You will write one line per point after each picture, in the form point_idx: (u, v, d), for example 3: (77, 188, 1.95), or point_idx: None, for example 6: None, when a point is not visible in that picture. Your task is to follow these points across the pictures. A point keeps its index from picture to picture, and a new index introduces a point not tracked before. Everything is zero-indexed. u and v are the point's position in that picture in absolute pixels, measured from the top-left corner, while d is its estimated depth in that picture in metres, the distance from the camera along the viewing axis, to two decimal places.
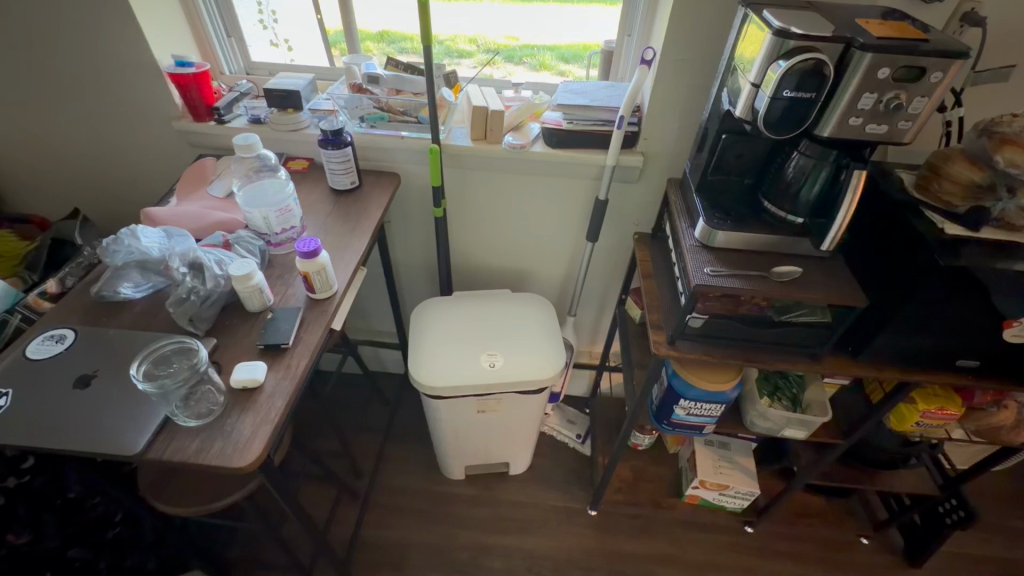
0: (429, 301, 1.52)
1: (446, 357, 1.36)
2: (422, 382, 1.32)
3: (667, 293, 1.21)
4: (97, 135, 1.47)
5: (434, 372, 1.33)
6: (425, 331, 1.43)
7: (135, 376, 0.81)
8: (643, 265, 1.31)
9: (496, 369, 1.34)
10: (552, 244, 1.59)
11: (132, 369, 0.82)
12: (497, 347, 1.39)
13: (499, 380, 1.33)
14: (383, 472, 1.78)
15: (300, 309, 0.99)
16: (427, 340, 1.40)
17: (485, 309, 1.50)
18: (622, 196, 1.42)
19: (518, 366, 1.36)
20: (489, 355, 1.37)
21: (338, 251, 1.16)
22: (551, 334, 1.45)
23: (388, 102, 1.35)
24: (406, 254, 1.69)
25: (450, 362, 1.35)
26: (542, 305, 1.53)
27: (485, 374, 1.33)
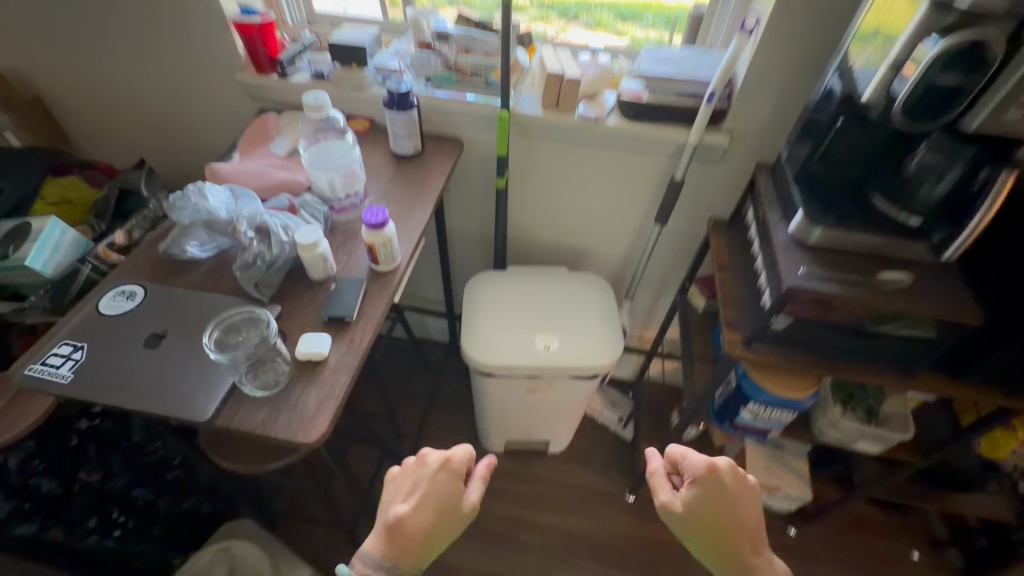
0: (484, 275, 1.48)
1: (500, 334, 1.33)
2: (475, 358, 1.29)
3: (744, 288, 1.13)
4: (163, 85, 1.45)
5: (488, 348, 1.30)
6: (480, 307, 1.39)
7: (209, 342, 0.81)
8: (717, 255, 1.22)
9: (550, 354, 1.30)
10: (615, 224, 1.51)
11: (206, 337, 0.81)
12: (554, 330, 1.35)
13: (552, 364, 1.29)
14: (425, 438, 1.79)
15: (364, 281, 0.96)
16: (481, 315, 1.37)
17: (540, 287, 1.45)
18: (700, 178, 1.32)
19: (573, 352, 1.31)
20: (544, 336, 1.33)
21: (400, 220, 1.12)
22: (609, 319, 1.39)
23: (456, 61, 1.27)
24: (461, 224, 1.64)
25: (504, 341, 1.32)
26: (602, 289, 1.46)
27: (539, 356, 1.30)
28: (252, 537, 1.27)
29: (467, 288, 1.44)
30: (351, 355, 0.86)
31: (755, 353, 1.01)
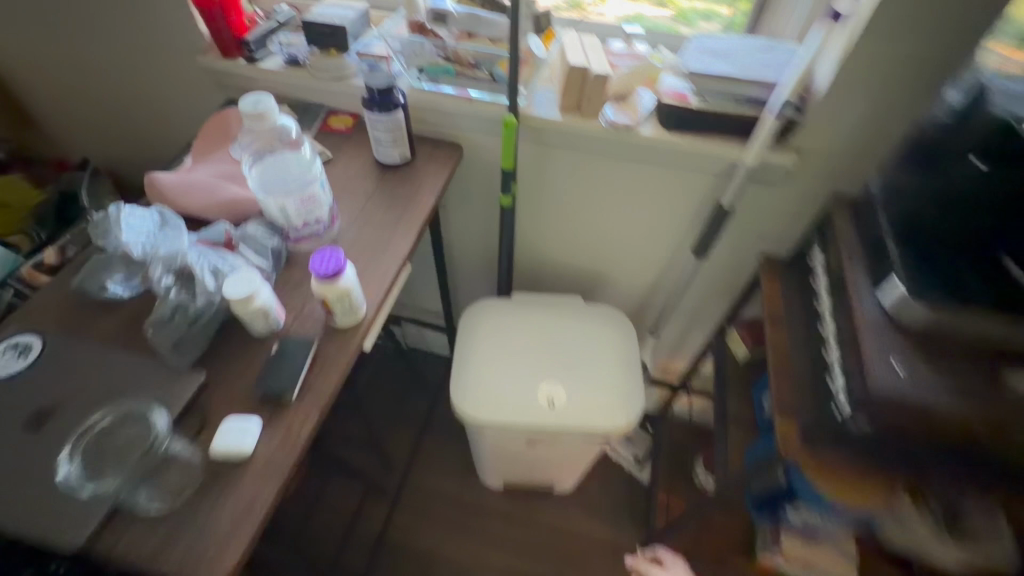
0: (484, 302, 1.25)
1: (497, 382, 1.12)
2: (465, 411, 1.08)
3: (806, 358, 0.87)
4: (122, 66, 1.25)
5: (481, 399, 1.09)
6: (476, 344, 1.17)
7: (66, 478, 0.62)
8: (771, 302, 0.96)
9: (554, 411, 1.08)
10: (643, 248, 1.26)
11: (58, 469, 0.63)
12: (560, 380, 1.12)
13: (557, 424, 1.07)
14: (417, 467, 1.63)
15: (314, 341, 0.76)
16: (477, 356, 1.15)
17: (547, 322, 1.22)
18: (753, 204, 1.05)
19: (582, 409, 1.08)
20: (548, 387, 1.11)
21: (374, 253, 0.91)
22: (628, 368, 1.15)
23: (455, 50, 1.02)
24: (462, 237, 1.41)
25: (501, 390, 1.10)
26: (623, 327, 1.22)
27: (540, 412, 1.08)
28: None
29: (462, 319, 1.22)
30: (282, 451, 0.66)
31: (817, 457, 0.78)
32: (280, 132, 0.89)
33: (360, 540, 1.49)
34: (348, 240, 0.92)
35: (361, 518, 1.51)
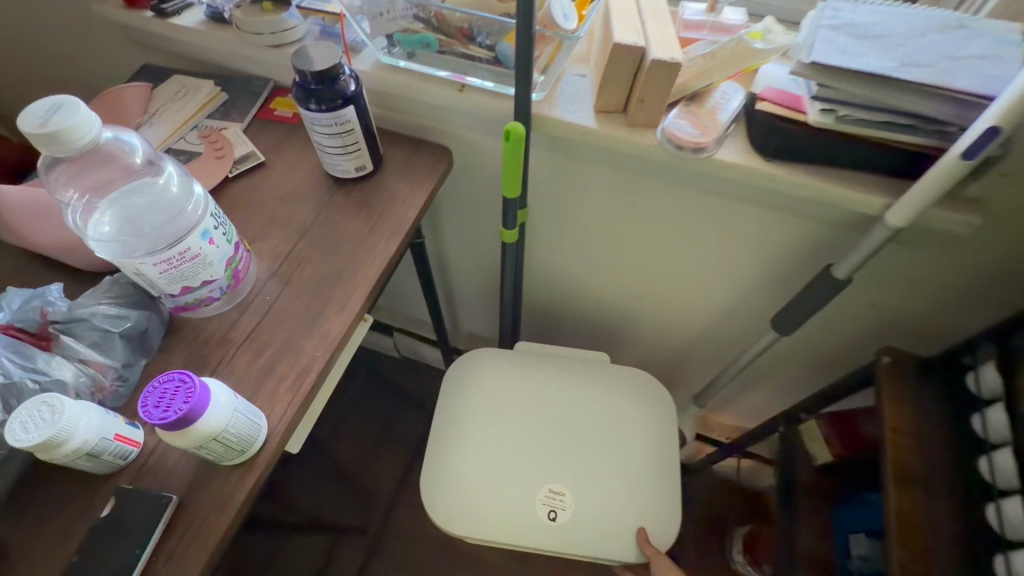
0: (473, 356, 0.91)
1: (482, 481, 0.81)
2: (438, 517, 0.80)
3: (951, 550, 0.56)
4: (23, 17, 0.95)
5: (460, 501, 0.80)
6: (458, 420, 0.86)
7: None
8: (896, 437, 0.62)
9: (557, 528, 0.79)
10: (695, 298, 0.92)
11: None
12: (570, 482, 0.81)
13: (559, 550, 0.78)
14: (398, 505, 1.31)
15: (172, 496, 0.49)
16: (457, 439, 0.84)
17: (559, 390, 0.88)
18: (876, 268, 0.69)
19: (594, 527, 0.79)
20: (552, 495, 0.81)
21: (298, 327, 0.61)
22: (663, 468, 0.84)
23: (439, 11, 0.66)
24: (459, 253, 1.10)
25: (487, 495, 0.80)
26: (660, 402, 0.88)
27: (538, 532, 0.79)
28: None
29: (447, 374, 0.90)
30: None
31: None
32: (110, 158, 0.55)
33: None
34: (263, 304, 0.62)
35: (331, 561, 1.24)
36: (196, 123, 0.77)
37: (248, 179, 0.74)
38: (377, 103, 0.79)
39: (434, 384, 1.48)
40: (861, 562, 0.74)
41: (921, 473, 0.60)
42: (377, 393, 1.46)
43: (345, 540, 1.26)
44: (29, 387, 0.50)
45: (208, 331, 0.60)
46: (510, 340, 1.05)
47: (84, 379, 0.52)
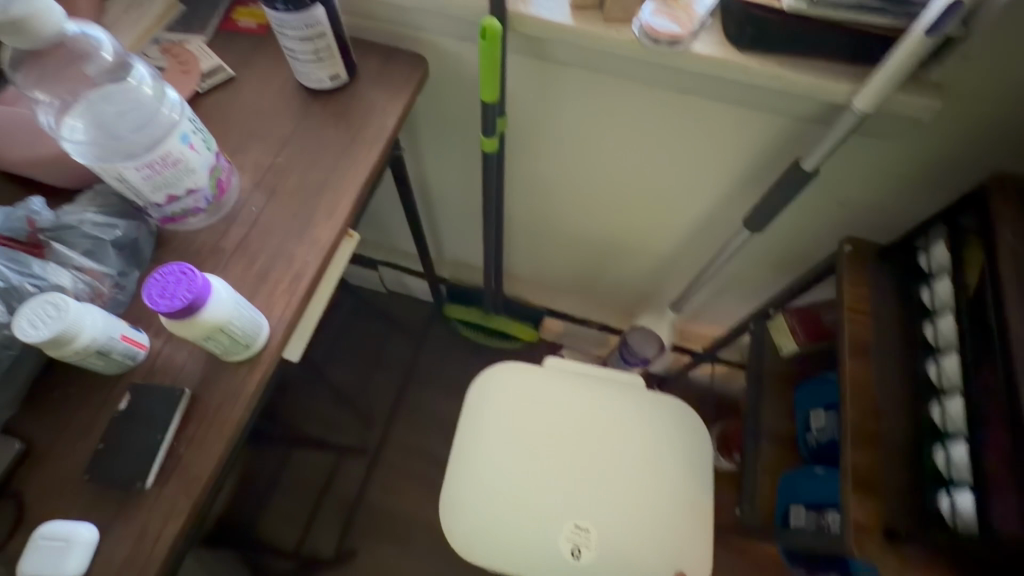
0: (500, 372, 0.88)
1: (507, 513, 0.80)
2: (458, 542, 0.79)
3: (896, 406, 0.62)
4: None
5: (482, 532, 0.79)
6: (483, 445, 0.84)
7: None
8: (855, 319, 0.67)
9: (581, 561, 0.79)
10: (673, 207, 0.95)
11: None
12: (598, 518, 0.81)
13: None
14: (395, 425, 1.38)
15: (185, 389, 0.52)
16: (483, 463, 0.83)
17: (592, 414, 0.87)
18: (844, 160, 0.72)
19: (616, 562, 0.79)
20: (577, 528, 0.80)
21: (288, 237, 0.62)
22: (695, 511, 0.83)
23: None
24: (439, 176, 1.10)
25: (512, 525, 0.79)
26: (697, 441, 0.87)
27: (563, 566, 0.78)
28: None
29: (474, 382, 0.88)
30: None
31: (907, 556, 0.56)
32: (79, 57, 0.55)
33: (337, 502, 1.29)
34: (250, 216, 0.63)
35: (335, 477, 1.32)
36: (156, 36, 0.73)
37: (219, 94, 0.72)
38: (347, 10, 0.76)
39: (422, 314, 1.51)
40: (818, 433, 0.82)
41: (873, 345, 0.66)
42: (366, 325, 1.49)
43: (347, 459, 1.33)
44: (29, 290, 0.51)
45: (198, 243, 0.61)
46: (495, 259, 1.07)
47: (82, 286, 0.53)
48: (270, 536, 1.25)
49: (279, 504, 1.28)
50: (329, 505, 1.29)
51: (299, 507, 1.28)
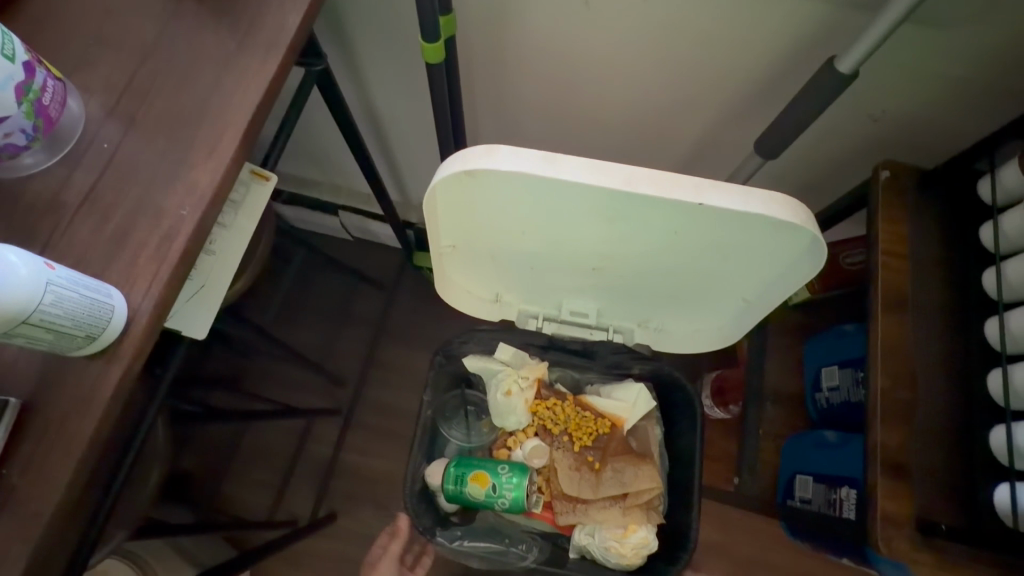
0: (447, 235, 0.63)
1: (506, 252, 0.65)
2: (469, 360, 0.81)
3: (939, 370, 0.51)
4: None
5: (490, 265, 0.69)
6: (469, 252, 0.67)
7: None
8: (892, 267, 0.54)
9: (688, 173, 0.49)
10: (670, 129, 0.78)
11: None
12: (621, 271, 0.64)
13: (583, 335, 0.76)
14: (366, 384, 1.27)
15: (10, 398, 0.39)
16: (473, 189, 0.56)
17: (594, 215, 0.55)
18: (893, 56, 0.56)
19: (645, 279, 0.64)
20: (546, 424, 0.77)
21: (155, 181, 0.46)
22: (783, 238, 0.52)
23: None
24: (389, 100, 0.91)
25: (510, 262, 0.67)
26: (777, 221, 0.49)
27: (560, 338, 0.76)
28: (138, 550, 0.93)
29: (430, 240, 0.63)
30: None
31: (942, 552, 0.47)
32: None
33: (309, 465, 1.21)
34: (101, 154, 0.47)
35: (305, 442, 1.22)
36: None
37: None
38: None
39: (391, 262, 1.36)
40: (832, 394, 0.71)
41: (913, 295, 0.53)
42: (328, 276, 1.34)
43: (317, 421, 1.23)
44: None
45: (30, 195, 0.45)
46: None
47: None
48: (240, 505, 1.17)
49: (247, 472, 1.20)
50: (302, 470, 1.21)
51: (270, 473, 1.20)
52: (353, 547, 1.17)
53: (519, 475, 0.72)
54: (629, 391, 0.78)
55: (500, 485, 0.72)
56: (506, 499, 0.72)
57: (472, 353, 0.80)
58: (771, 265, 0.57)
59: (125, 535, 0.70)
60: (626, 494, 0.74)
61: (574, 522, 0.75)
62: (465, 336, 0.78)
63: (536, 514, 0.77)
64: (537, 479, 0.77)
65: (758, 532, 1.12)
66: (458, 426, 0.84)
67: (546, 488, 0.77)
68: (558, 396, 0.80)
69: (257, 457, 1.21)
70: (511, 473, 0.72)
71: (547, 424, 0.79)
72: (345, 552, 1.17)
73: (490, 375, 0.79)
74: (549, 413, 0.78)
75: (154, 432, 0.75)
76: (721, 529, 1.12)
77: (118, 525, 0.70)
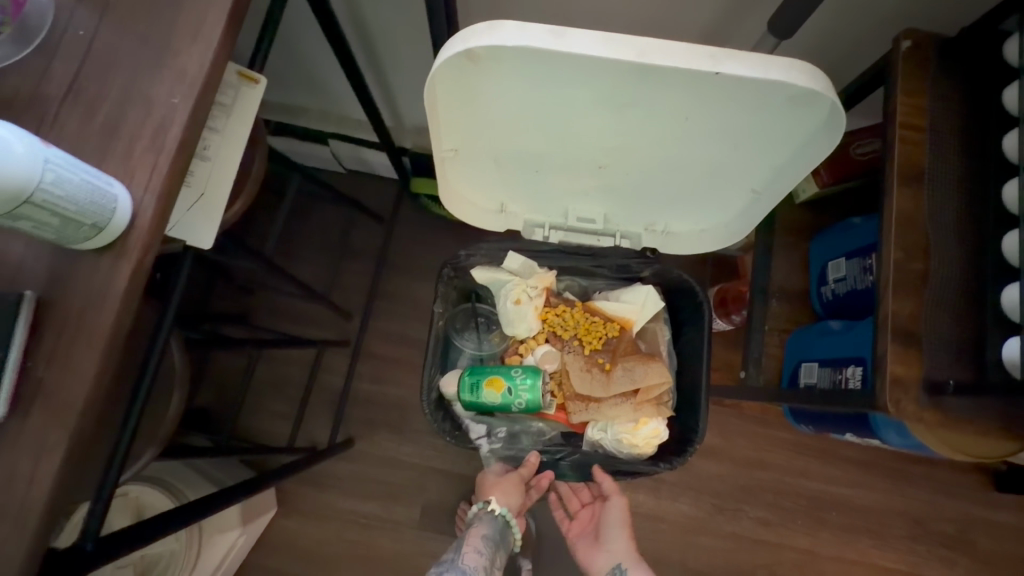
0: (449, 134, 0.60)
1: (511, 152, 0.63)
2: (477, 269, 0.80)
3: (951, 243, 0.52)
4: None
5: (495, 168, 0.67)
6: (473, 154, 0.64)
7: None
8: (911, 144, 0.53)
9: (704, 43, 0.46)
10: (677, 15, 0.73)
11: None
12: (629, 165, 0.63)
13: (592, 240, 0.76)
14: (372, 315, 1.27)
15: (26, 293, 0.38)
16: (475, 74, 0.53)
17: (604, 99, 0.52)
18: None
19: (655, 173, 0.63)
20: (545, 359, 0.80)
21: (141, 69, 0.43)
22: (802, 114, 0.50)
23: None
24: (374, 5, 0.85)
25: (517, 164, 0.65)
26: (795, 92, 0.47)
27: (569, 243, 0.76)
28: (166, 476, 0.96)
29: (431, 142, 0.61)
30: (11, 525, 0.37)
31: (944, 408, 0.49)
32: None
33: (324, 393, 1.24)
34: (78, 43, 0.43)
35: (318, 373, 1.24)
36: None
37: None
38: None
39: (387, 191, 1.33)
40: (838, 285, 0.72)
41: (928, 167, 0.53)
42: (324, 209, 1.31)
43: (327, 352, 1.25)
44: None
45: (9, 89, 0.42)
46: None
47: None
48: (260, 434, 1.21)
49: (264, 403, 1.23)
50: (317, 399, 1.24)
51: (286, 404, 1.23)
52: (372, 467, 1.23)
53: (533, 377, 0.74)
54: (637, 292, 0.79)
55: (515, 387, 0.74)
56: (522, 399, 0.74)
57: (479, 266, 0.79)
58: (788, 147, 0.55)
59: (154, 452, 0.72)
60: (637, 391, 0.77)
61: (587, 420, 0.78)
62: (472, 249, 0.77)
63: (550, 414, 0.80)
64: (550, 384, 0.80)
65: (758, 435, 1.18)
66: (470, 338, 0.86)
67: (559, 392, 0.80)
68: (566, 304, 0.82)
69: (273, 390, 1.24)
70: (525, 375, 0.74)
71: (556, 330, 0.81)
72: (365, 472, 1.22)
73: (499, 287, 0.79)
74: (558, 320, 0.80)
75: (171, 359, 0.76)
76: (722, 434, 1.18)
77: (149, 442, 0.72)
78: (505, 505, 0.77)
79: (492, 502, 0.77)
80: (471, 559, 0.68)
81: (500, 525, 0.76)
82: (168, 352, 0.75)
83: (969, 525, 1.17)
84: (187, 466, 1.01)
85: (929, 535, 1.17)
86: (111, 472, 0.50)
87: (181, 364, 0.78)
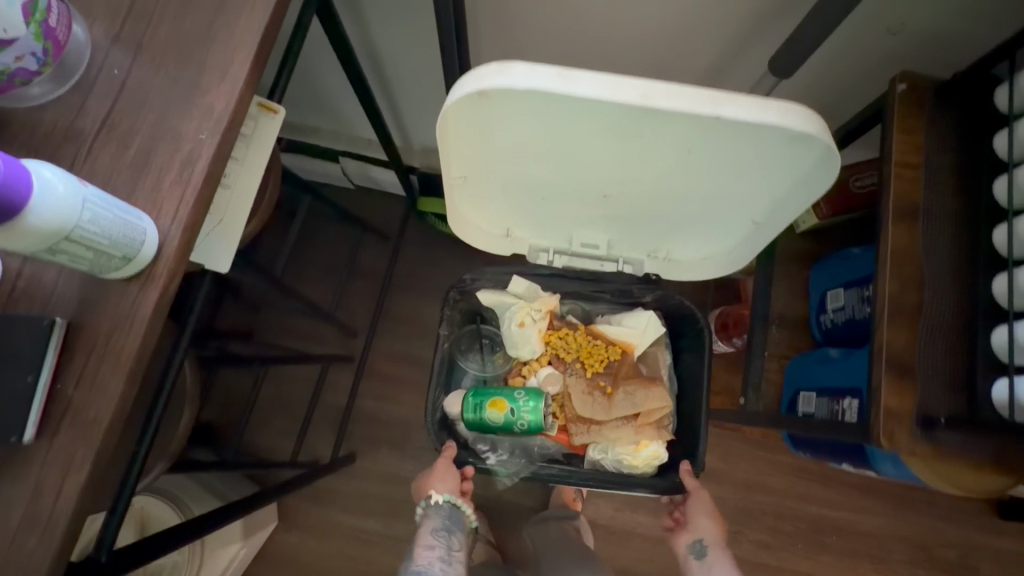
0: (459, 164, 0.63)
1: (519, 180, 0.66)
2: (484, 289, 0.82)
3: (944, 280, 0.53)
4: None
5: (503, 195, 0.69)
6: (482, 181, 0.66)
7: None
8: (907, 183, 0.55)
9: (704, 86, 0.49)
10: (681, 53, 0.76)
11: None
12: (633, 195, 0.65)
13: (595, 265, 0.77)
14: (378, 332, 1.29)
15: (57, 317, 0.40)
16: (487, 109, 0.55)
17: (608, 135, 0.54)
18: None
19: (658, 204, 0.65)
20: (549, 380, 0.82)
21: (171, 106, 0.46)
22: (799, 154, 0.52)
23: None
24: (389, 35, 0.88)
25: (525, 191, 0.68)
26: (792, 134, 0.49)
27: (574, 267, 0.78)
28: (173, 488, 0.98)
29: (443, 170, 0.63)
30: (36, 539, 0.39)
31: (937, 442, 0.50)
32: None
33: (328, 408, 1.25)
34: (113, 81, 0.46)
35: (324, 388, 1.26)
36: None
37: None
38: None
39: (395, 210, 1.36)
40: (836, 314, 0.74)
41: (923, 206, 0.55)
42: (334, 226, 1.33)
43: (333, 367, 1.27)
44: None
45: (47, 124, 0.45)
46: None
47: None
48: (264, 448, 1.23)
49: (270, 417, 1.24)
50: (322, 413, 1.26)
51: (290, 419, 1.25)
52: (374, 483, 1.24)
53: (535, 399, 0.75)
54: (639, 317, 0.81)
55: (518, 409, 0.75)
56: (524, 421, 0.75)
57: (485, 288, 0.81)
58: (785, 183, 0.57)
59: (163, 467, 0.73)
60: (638, 415, 0.79)
61: (588, 442, 0.80)
62: (477, 274, 0.80)
63: (552, 436, 0.81)
64: (552, 406, 0.82)
65: (759, 460, 1.18)
66: (474, 358, 0.88)
67: (560, 414, 0.82)
68: (569, 327, 0.84)
69: (278, 404, 1.25)
70: (528, 397, 0.76)
71: (559, 352, 0.83)
72: (367, 488, 1.23)
73: (503, 309, 0.81)
74: (561, 343, 0.82)
75: (183, 375, 0.78)
76: (723, 457, 1.18)
77: (159, 457, 0.73)
78: (443, 491, 0.75)
79: (432, 493, 0.75)
80: (423, 559, 0.70)
81: (449, 511, 0.75)
82: (181, 369, 0.77)
83: (970, 554, 1.16)
84: (193, 479, 1.03)
85: (929, 564, 1.16)
86: (125, 488, 0.52)
87: (192, 380, 0.80)
